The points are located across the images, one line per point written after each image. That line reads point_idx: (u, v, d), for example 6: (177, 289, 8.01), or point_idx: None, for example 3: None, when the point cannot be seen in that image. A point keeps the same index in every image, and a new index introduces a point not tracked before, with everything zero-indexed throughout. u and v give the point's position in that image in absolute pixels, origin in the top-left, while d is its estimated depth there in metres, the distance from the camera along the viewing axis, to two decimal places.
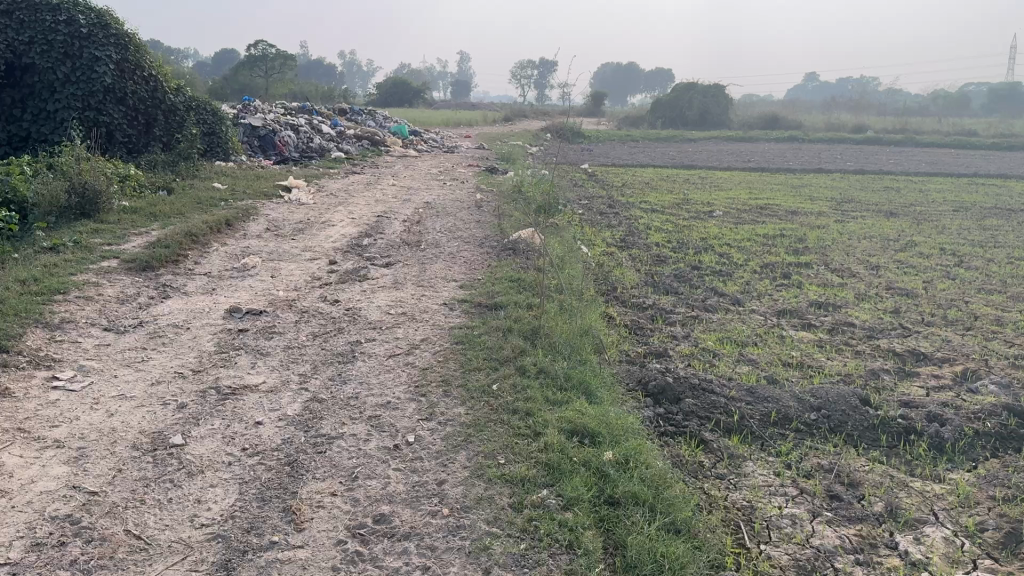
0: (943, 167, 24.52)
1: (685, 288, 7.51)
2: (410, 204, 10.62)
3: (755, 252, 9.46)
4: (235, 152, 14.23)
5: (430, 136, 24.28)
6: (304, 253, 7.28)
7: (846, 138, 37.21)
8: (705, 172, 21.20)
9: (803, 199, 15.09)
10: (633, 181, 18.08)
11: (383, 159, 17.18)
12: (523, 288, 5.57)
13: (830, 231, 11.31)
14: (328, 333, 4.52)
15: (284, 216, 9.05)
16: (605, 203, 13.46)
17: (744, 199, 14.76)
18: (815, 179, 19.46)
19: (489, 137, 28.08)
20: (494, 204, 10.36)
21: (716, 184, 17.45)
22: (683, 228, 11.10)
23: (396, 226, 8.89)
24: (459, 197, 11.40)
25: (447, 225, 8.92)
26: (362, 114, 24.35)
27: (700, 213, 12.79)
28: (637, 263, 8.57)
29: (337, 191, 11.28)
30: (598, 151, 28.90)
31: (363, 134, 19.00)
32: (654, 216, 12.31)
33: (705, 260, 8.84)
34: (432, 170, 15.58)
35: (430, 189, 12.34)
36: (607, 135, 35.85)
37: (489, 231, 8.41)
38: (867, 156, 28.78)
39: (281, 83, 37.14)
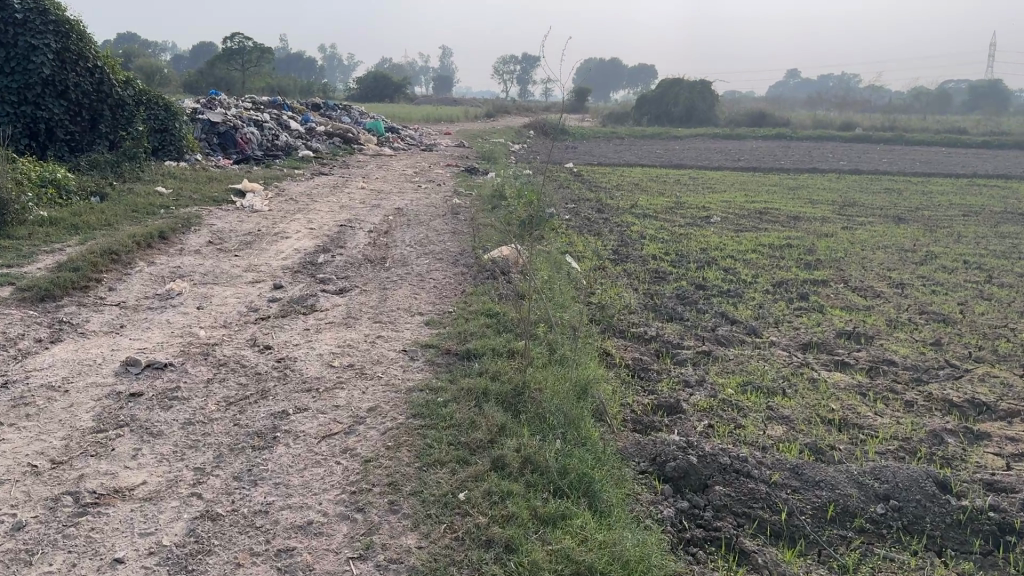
0: (937, 167, 23.71)
1: (690, 313, 6.48)
2: (378, 211, 9.53)
3: (762, 265, 8.49)
4: (192, 150, 12.95)
5: (408, 133, 23.22)
6: (244, 274, 6.18)
7: (834, 136, 36.45)
8: (697, 172, 20.27)
9: (804, 203, 14.14)
10: (620, 182, 17.08)
11: (355, 159, 16.06)
12: (502, 327, 4.50)
13: (840, 239, 10.36)
14: (246, 400, 3.44)
15: (232, 226, 7.97)
16: (593, 208, 12.43)
17: (741, 203, 13.82)
18: (810, 180, 18.54)
19: (470, 134, 27.04)
20: (471, 212, 9.30)
21: (708, 186, 16.48)
22: (679, 237, 10.08)
23: (360, 238, 7.80)
24: (433, 202, 10.32)
25: (418, 237, 7.84)
26: (336, 109, 23.16)
27: (696, 219, 11.78)
28: (634, 281, 7.54)
29: (298, 196, 10.19)
30: (583, 149, 27.90)
31: (335, 131, 17.85)
32: (647, 223, 11.30)
33: (710, 276, 7.82)
34: (406, 171, 14.48)
35: (404, 192, 11.29)
36: (592, 132, 34.85)
37: (464, 245, 7.33)
38: (858, 155, 27.98)
39: (256, 75, 35.77)
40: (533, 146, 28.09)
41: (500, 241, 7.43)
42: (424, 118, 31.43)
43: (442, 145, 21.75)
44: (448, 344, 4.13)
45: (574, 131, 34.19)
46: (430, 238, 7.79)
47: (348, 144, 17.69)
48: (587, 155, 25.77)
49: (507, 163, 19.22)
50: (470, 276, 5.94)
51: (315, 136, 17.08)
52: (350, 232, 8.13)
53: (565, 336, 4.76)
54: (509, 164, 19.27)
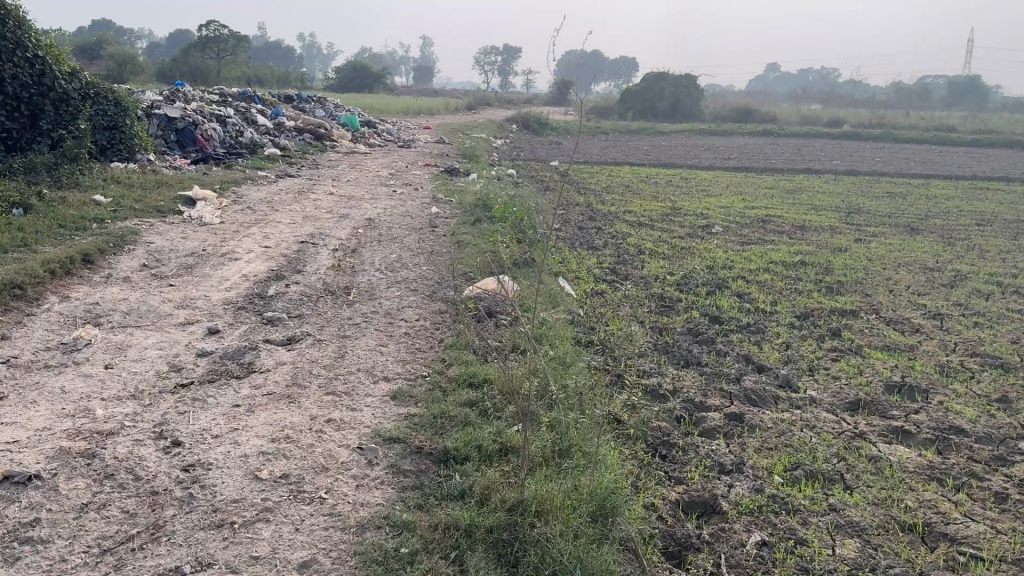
0: (932, 168, 23.00)
1: (709, 357, 5.50)
2: (344, 222, 8.47)
3: (779, 288, 7.55)
4: (146, 149, 11.74)
5: (385, 128, 22.10)
6: (176, 313, 5.11)
7: (823, 132, 35.74)
8: (687, 172, 19.36)
9: (806, 210, 13.25)
10: (609, 185, 16.12)
11: (326, 158, 14.95)
12: (491, 403, 3.49)
13: (856, 255, 9.45)
14: (130, 551, 2.40)
15: (174, 244, 6.88)
16: (583, 216, 11.44)
17: (741, 209, 12.91)
18: (807, 183, 17.69)
19: (451, 129, 25.95)
20: (450, 226, 8.27)
21: (702, 189, 15.55)
22: (680, 252, 9.12)
23: (321, 259, 6.74)
24: (408, 212, 9.28)
25: (388, 258, 6.80)
26: (309, 102, 21.97)
27: (697, 229, 10.81)
28: (638, 310, 6.56)
29: (257, 203, 9.10)
30: (566, 146, 26.89)
31: (305, 127, 16.71)
32: (644, 235, 10.33)
33: (723, 302, 6.85)
34: (381, 172, 13.42)
35: (377, 199, 10.25)
36: (576, 127, 33.84)
37: (442, 271, 6.30)
38: (848, 154, 27.24)
39: (229, 64, 34.35)
40: (515, 142, 27.04)
41: (484, 264, 6.42)
42: (402, 110, 30.27)
43: (420, 141, 20.66)
44: (419, 437, 3.12)
45: (558, 125, 33.15)
46: (403, 259, 6.76)
47: (320, 140, 16.57)
48: (572, 151, 24.77)
49: (488, 161, 18.18)
50: (448, 318, 4.92)
51: (284, 131, 15.92)
52: (310, 250, 7.07)
53: (569, 411, 3.77)
54: (491, 162, 18.23)
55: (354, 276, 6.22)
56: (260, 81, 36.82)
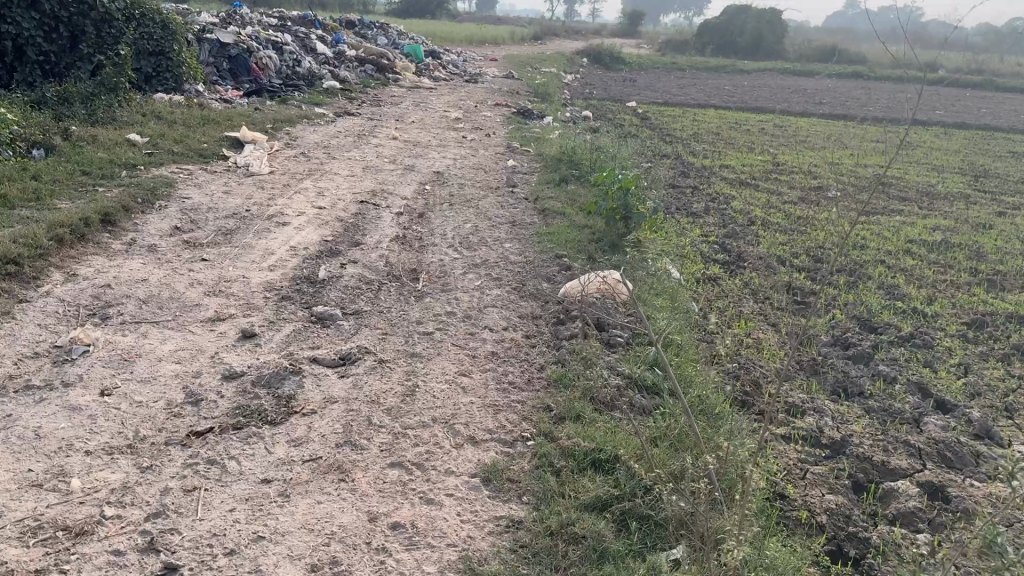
0: None
1: (870, 387, 4.35)
2: (411, 177, 7.39)
3: (929, 282, 6.32)
4: (195, 80, 10.62)
5: (451, 59, 20.75)
6: (204, 301, 4.10)
7: (919, 77, 33.31)
8: (778, 121, 17.78)
9: (927, 173, 11.79)
10: (695, 133, 14.72)
11: (389, 92, 13.79)
12: (632, 502, 2.43)
13: (1004, 235, 8.13)
14: None
15: (215, 200, 5.86)
16: (676, 172, 10.18)
17: (853, 171, 11.53)
18: (916, 139, 16.05)
19: (520, 61, 24.44)
20: (532, 187, 7.15)
21: (800, 144, 14.09)
22: (795, 225, 7.88)
23: (383, 228, 5.68)
24: (483, 167, 8.16)
25: (463, 229, 5.70)
26: (371, 29, 20.68)
27: (808, 197, 9.50)
28: (766, 307, 5.40)
29: (314, 149, 8.05)
30: (641, 83, 25.21)
31: (368, 57, 15.50)
32: (748, 200, 9.07)
33: (869, 301, 5.65)
34: (449, 112, 12.25)
35: (447, 146, 9.14)
36: (650, 63, 31.91)
37: (530, 251, 5.19)
38: (950, 103, 25.16)
39: None
40: (586, 77, 25.42)
41: (582, 242, 5.30)
42: (467, 38, 28.72)
43: (488, 75, 19.31)
44: None
45: (631, 61, 31.28)
46: (482, 231, 5.65)
47: (382, 72, 15.37)
48: (648, 91, 23.16)
49: (562, 101, 16.83)
50: (544, 331, 3.82)
51: (345, 61, 14.72)
52: (371, 215, 6.01)
53: (732, 501, 2.70)
54: (564, 103, 16.88)
55: (423, 254, 5.13)
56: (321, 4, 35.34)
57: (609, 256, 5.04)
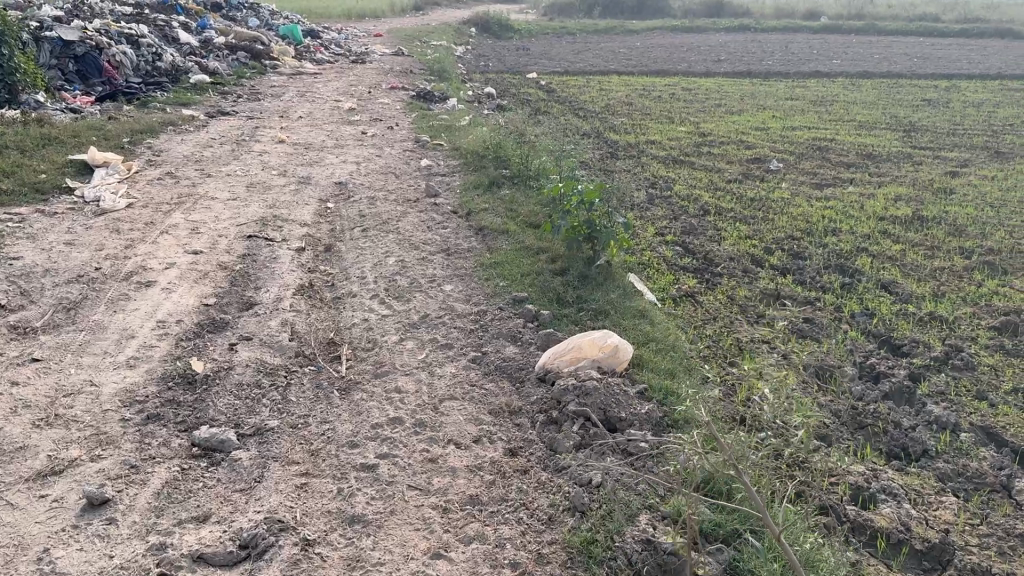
0: (942, 67, 21.11)
1: (934, 441, 3.46)
2: (310, 196, 6.12)
3: (925, 272, 5.54)
4: (35, 88, 8.91)
5: (332, 39, 19.10)
6: (31, 440, 2.80)
7: (805, 27, 33.48)
8: (686, 85, 17.09)
9: (856, 132, 11.24)
10: (607, 107, 13.81)
11: (268, 83, 12.25)
12: None
13: (966, 200, 7.53)
14: None
15: (56, 258, 4.47)
16: (603, 156, 9.23)
17: (782, 136, 10.89)
18: (826, 93, 15.67)
19: (406, 35, 22.92)
20: (457, 199, 6.01)
21: (716, 111, 13.39)
22: (753, 211, 7.02)
23: (281, 276, 4.41)
24: (392, 175, 6.97)
25: (385, 268, 4.51)
26: (240, 11, 18.83)
27: (751, 174, 8.70)
28: (767, 335, 4.47)
29: (185, 165, 6.64)
30: (536, 52, 24.14)
31: (239, 43, 13.81)
32: (689, 183, 8.19)
33: (877, 309, 4.80)
34: (340, 102, 10.88)
35: (345, 149, 7.86)
36: (540, 28, 30.84)
37: (478, 295, 4.06)
38: (842, 52, 25.21)
39: None
40: (479, 49, 24.16)
41: (542, 277, 4.21)
42: (345, 13, 26.90)
43: (375, 53, 17.82)
44: None
45: (521, 28, 30.09)
46: (410, 268, 4.47)
47: (256, 59, 13.72)
48: (546, 59, 22.15)
49: (459, 78, 15.61)
50: (537, 441, 2.75)
51: (214, 50, 13.04)
52: (263, 257, 4.73)
53: None
54: (463, 79, 15.67)
55: (338, 315, 3.92)
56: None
57: (581, 292, 3.98)
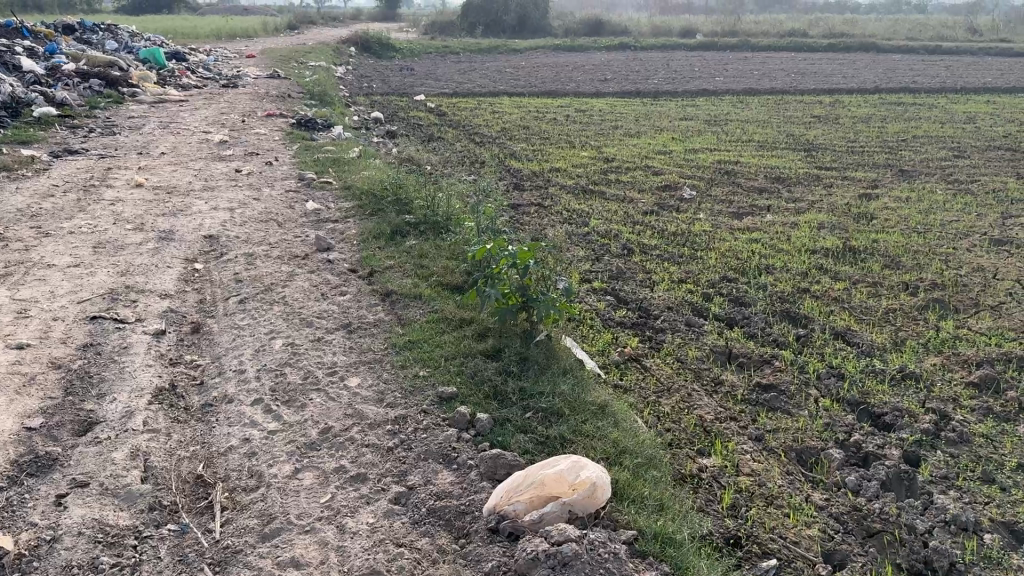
0: (820, 82, 21.57)
1: (958, 549, 2.88)
2: (174, 258, 5.16)
3: (876, 313, 5.08)
4: None
5: (201, 61, 17.82)
6: None
7: (685, 44, 34.09)
8: (578, 106, 16.69)
9: (759, 153, 11.00)
10: (501, 132, 13.19)
11: (127, 114, 11.03)
12: None
13: (889, 225, 7.24)
14: None
15: None
16: (506, 190, 8.58)
17: (686, 159, 10.51)
18: (719, 112, 15.59)
19: (283, 56, 21.77)
20: (352, 254, 5.17)
21: (614, 133, 13.01)
22: (676, 248, 6.47)
23: (132, 379, 3.49)
24: (274, 223, 6.06)
25: (267, 357, 3.64)
26: (96, 35, 17.31)
27: (665, 203, 8.20)
28: (730, 408, 3.86)
29: (16, 222, 5.54)
30: (420, 72, 23.36)
31: (93, 70, 12.49)
32: (603, 217, 7.62)
33: (844, 368, 4.26)
34: (210, 134, 9.83)
35: (217, 191, 6.89)
36: (422, 47, 30.11)
37: (391, 390, 3.26)
38: (724, 68, 25.61)
39: None
40: (359, 70, 23.20)
41: (470, 361, 3.45)
42: (214, 33, 25.44)
43: (248, 76, 16.66)
44: None
45: (403, 47, 29.32)
46: (301, 355, 3.62)
47: (114, 86, 12.44)
48: (431, 80, 21.43)
49: (342, 102, 14.70)
50: None
51: (64, 78, 11.70)
52: (110, 349, 3.78)
53: None
54: (346, 104, 14.73)
55: (207, 437, 3.05)
56: (37, 6, 30.52)
57: (521, 384, 3.24)
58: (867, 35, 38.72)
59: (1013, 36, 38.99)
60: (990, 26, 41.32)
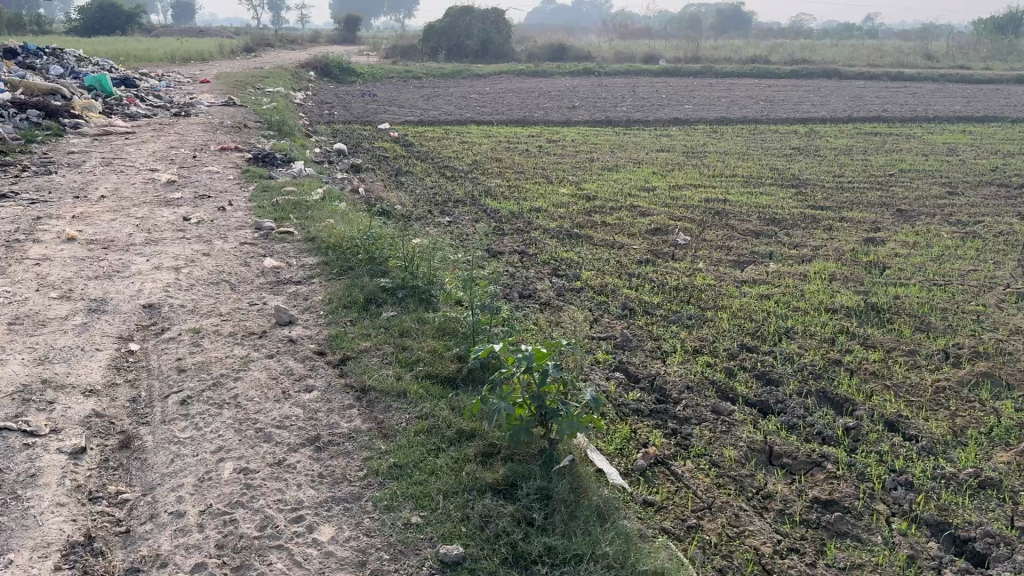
0: (790, 111, 21.31)
1: None
2: (105, 339, 4.35)
3: (925, 393, 4.47)
4: None
5: (152, 87, 16.90)
6: None
7: (651, 69, 33.91)
8: (549, 136, 16.08)
9: (747, 190, 10.45)
10: (473, 165, 12.52)
11: (67, 149, 10.13)
12: None
13: (906, 276, 6.68)
14: None
15: None
16: (484, 236, 7.88)
17: (672, 196, 9.93)
18: (695, 142, 15.12)
19: (239, 80, 20.91)
20: (320, 329, 4.40)
21: (591, 166, 12.42)
22: (684, 308, 5.80)
23: (35, 529, 2.68)
24: (227, 286, 5.27)
25: (213, 490, 2.86)
26: (40, 59, 16.35)
27: (659, 249, 7.55)
28: (788, 536, 3.18)
29: None
30: (382, 98, 22.62)
31: (31, 99, 11.56)
32: (594, 267, 6.95)
33: (908, 473, 3.61)
34: (158, 172, 9.00)
35: (161, 245, 6.07)
36: (383, 71, 29.37)
37: (377, 548, 2.52)
38: (692, 95, 25.34)
39: None
40: (320, 95, 22.43)
41: (477, 499, 2.73)
42: (167, 55, 24.44)
43: (203, 103, 15.79)
44: None
45: (364, 71, 28.62)
46: (257, 488, 2.85)
47: (53, 116, 11.51)
48: (394, 107, 20.71)
49: (302, 131, 13.92)
50: None
51: None
52: (10, 478, 2.96)
53: None
54: (306, 134, 13.90)
55: None
56: None
57: (548, 542, 2.53)
58: (827, 61, 38.99)
59: (969, 62, 39.63)
60: (944, 51, 41.96)
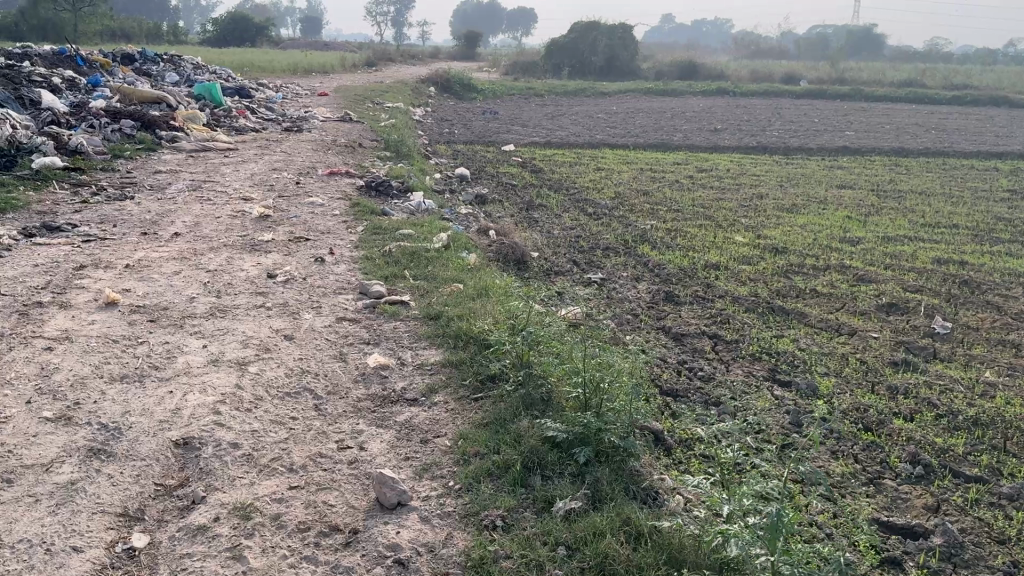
0: (974, 142, 18.44)
1: None
2: (94, 524, 2.56)
3: None
4: None
5: (266, 98, 15.74)
6: None
7: (795, 89, 31.16)
8: (698, 163, 13.97)
9: (982, 247, 8.07)
10: (618, 198, 10.59)
11: (158, 167, 8.76)
12: None
13: None
14: None
15: None
16: (657, 307, 5.90)
17: (885, 253, 7.68)
18: (878, 177, 12.71)
19: (358, 92, 19.66)
20: (451, 531, 2.52)
21: (760, 204, 10.25)
22: (1012, 473, 3.66)
23: None
24: (311, 405, 3.46)
25: None
26: (156, 65, 15.42)
27: (909, 338, 5.37)
28: None
29: None
30: (505, 116, 20.91)
31: (129, 109, 10.34)
32: (827, 365, 4.83)
33: None
34: (251, 201, 7.44)
35: (228, 318, 4.36)
36: (506, 87, 27.81)
37: None
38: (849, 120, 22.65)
39: (84, 17, 27.11)
40: (441, 111, 21.01)
41: None
42: (290, 66, 23.65)
43: (317, 116, 14.47)
44: None
45: (488, 87, 27.19)
46: None
47: (150, 127, 10.24)
48: (519, 125, 19.01)
49: (422, 151, 12.32)
50: None
51: (88, 118, 9.60)
52: None
53: None
54: (425, 155, 12.28)
55: None
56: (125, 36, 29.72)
57: None
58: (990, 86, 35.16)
59: None
60: None
